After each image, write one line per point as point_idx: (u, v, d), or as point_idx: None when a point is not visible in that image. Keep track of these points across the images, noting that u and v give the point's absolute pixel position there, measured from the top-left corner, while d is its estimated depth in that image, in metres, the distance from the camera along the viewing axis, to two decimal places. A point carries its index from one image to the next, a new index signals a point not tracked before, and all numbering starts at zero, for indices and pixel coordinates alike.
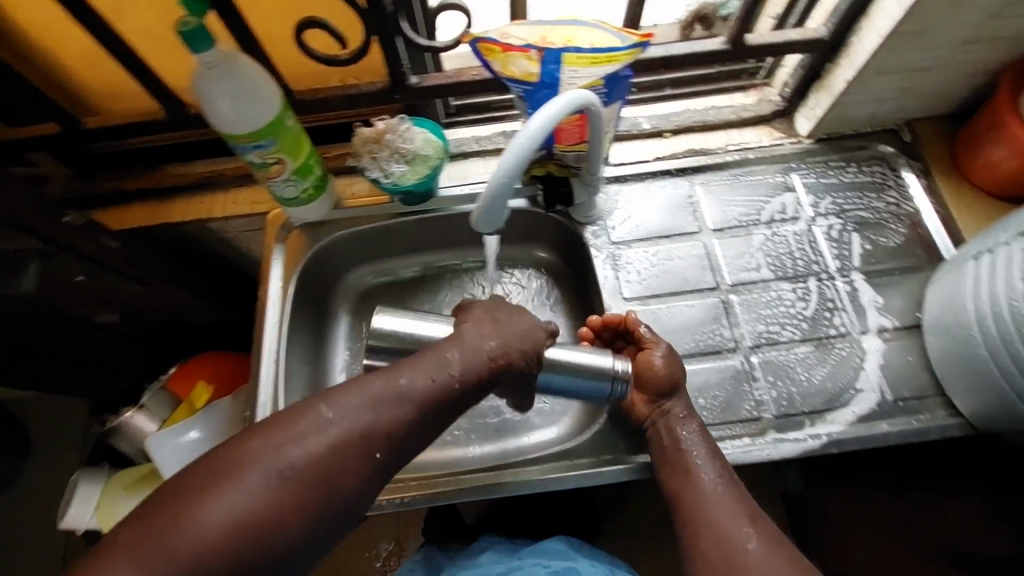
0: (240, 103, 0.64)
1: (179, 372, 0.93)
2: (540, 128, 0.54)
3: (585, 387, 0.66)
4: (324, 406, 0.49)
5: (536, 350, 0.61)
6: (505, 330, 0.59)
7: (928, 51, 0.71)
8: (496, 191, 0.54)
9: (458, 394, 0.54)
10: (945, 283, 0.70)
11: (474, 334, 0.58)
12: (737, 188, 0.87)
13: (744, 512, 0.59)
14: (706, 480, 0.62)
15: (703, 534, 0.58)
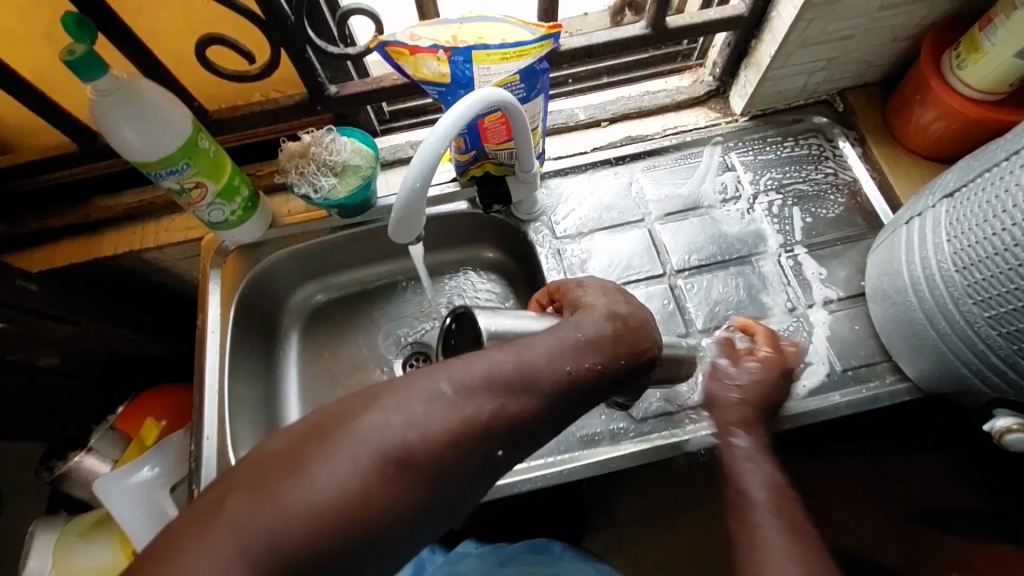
0: (147, 130, 0.61)
1: (127, 409, 0.90)
2: (450, 129, 0.53)
3: (667, 374, 0.66)
4: (442, 384, 0.43)
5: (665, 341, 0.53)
6: (642, 315, 0.52)
7: (845, 20, 0.71)
8: (406, 199, 0.53)
9: (586, 387, 0.46)
10: (882, 249, 0.71)
11: (614, 315, 0.51)
12: (680, 172, 0.86)
13: (802, 548, 0.51)
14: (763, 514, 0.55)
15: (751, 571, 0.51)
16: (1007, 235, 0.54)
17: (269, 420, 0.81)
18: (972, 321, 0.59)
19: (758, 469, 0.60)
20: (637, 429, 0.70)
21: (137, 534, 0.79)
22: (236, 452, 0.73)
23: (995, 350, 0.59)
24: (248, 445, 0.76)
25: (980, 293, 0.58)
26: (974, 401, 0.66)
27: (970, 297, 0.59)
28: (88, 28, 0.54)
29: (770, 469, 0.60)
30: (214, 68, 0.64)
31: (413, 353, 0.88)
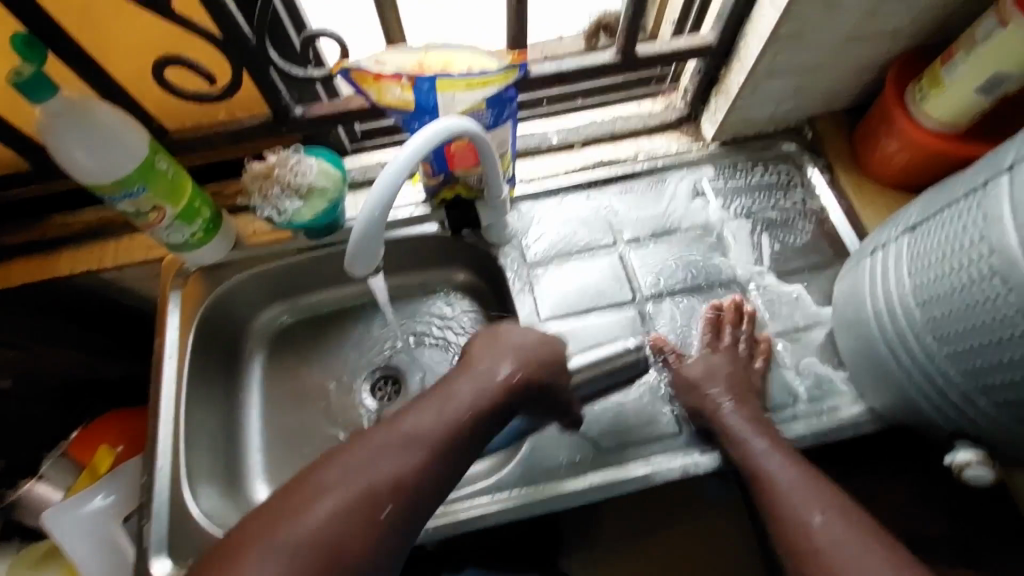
0: (100, 153, 0.59)
1: (81, 435, 0.86)
2: (410, 158, 0.52)
3: (614, 376, 0.68)
4: (327, 471, 0.52)
5: (546, 364, 0.65)
6: (510, 349, 0.64)
7: (810, 53, 0.72)
8: (365, 229, 0.52)
9: (468, 423, 0.58)
10: (847, 278, 0.71)
11: (498, 358, 0.63)
12: (650, 198, 0.86)
13: (812, 497, 0.60)
14: (773, 466, 0.62)
15: (779, 509, 0.60)
16: (966, 274, 0.54)
17: (228, 447, 0.79)
18: (932, 356, 0.60)
19: (752, 436, 0.65)
20: (605, 459, 0.69)
21: (86, 566, 0.77)
22: (191, 482, 0.71)
23: (953, 385, 0.59)
24: (205, 474, 0.74)
25: (940, 329, 0.58)
26: (933, 433, 0.67)
27: (930, 332, 0.59)
28: (38, 48, 0.52)
29: (760, 431, 0.65)
30: (173, 90, 0.62)
31: (381, 378, 0.87)
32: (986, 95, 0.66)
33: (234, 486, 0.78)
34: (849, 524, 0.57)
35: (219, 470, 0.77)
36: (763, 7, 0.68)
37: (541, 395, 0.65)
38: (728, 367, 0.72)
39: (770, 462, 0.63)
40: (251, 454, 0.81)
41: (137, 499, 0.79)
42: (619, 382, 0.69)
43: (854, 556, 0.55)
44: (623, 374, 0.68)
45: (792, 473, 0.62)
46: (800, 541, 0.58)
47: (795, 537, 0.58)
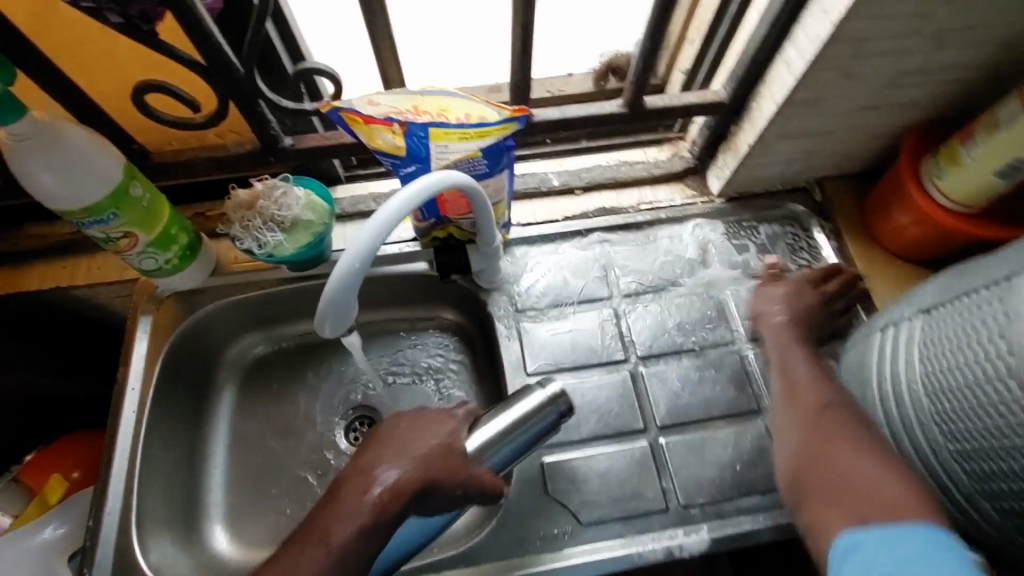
0: (68, 178, 0.56)
1: (36, 459, 0.82)
2: (389, 215, 0.48)
3: (529, 432, 0.62)
4: None
5: (436, 458, 0.55)
6: (398, 448, 0.55)
7: (824, 118, 0.69)
8: (338, 291, 0.48)
9: (344, 554, 0.49)
10: (854, 353, 0.68)
11: (378, 461, 0.54)
12: (650, 251, 0.82)
13: (828, 397, 0.63)
14: (804, 367, 0.67)
15: (794, 396, 0.65)
16: (981, 369, 0.50)
17: (188, 485, 0.75)
18: (937, 450, 0.56)
19: (792, 346, 0.70)
20: (584, 533, 0.66)
21: None
22: (142, 525, 0.67)
23: (957, 484, 0.55)
24: (159, 516, 0.70)
25: (947, 423, 0.54)
26: None
27: (936, 424, 0.55)
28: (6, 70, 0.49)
29: (799, 347, 0.69)
30: (152, 115, 0.59)
31: (357, 418, 0.82)
32: (1004, 179, 0.63)
33: (191, 527, 0.73)
34: (863, 424, 0.60)
35: (175, 510, 0.72)
36: (778, 71, 0.65)
37: (435, 496, 0.54)
38: (807, 301, 0.74)
39: (801, 371, 0.67)
40: (213, 493, 0.76)
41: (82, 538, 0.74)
42: (535, 437, 0.62)
43: (853, 441, 0.59)
44: (532, 429, 0.62)
45: (817, 376, 0.66)
46: (810, 420, 0.62)
47: (808, 416, 0.62)
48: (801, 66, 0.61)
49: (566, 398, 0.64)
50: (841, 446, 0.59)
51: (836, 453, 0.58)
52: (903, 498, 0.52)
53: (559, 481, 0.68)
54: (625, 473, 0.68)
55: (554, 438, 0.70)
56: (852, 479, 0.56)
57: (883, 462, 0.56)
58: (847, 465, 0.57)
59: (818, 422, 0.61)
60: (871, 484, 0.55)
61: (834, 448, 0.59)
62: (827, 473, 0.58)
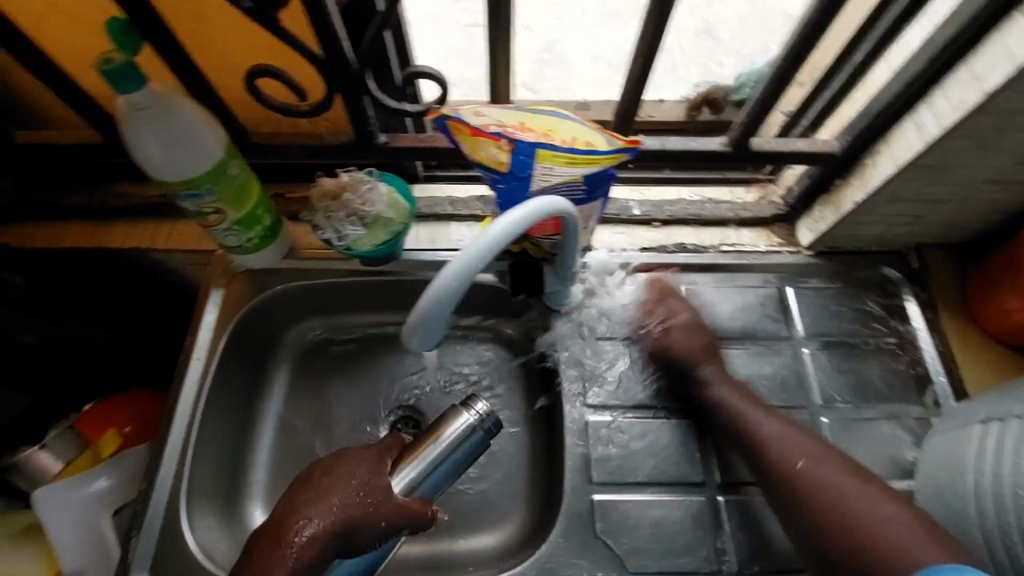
0: (173, 151, 0.56)
1: (92, 410, 0.83)
2: (508, 232, 0.48)
3: (456, 458, 0.60)
4: None
5: (348, 503, 0.55)
6: (318, 498, 0.55)
7: (945, 185, 0.65)
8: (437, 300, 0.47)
9: None
10: (946, 440, 0.63)
11: (296, 512, 0.54)
12: (727, 295, 0.79)
13: (803, 448, 0.63)
14: (767, 424, 0.65)
15: (778, 468, 0.62)
16: None
17: (233, 463, 0.75)
18: None
19: (740, 401, 0.68)
20: None
21: (67, 553, 0.73)
22: (190, 498, 0.67)
23: None
24: (204, 493, 0.70)
25: None
26: None
27: None
28: (132, 38, 0.49)
29: (756, 406, 0.67)
30: (261, 98, 0.59)
31: (403, 418, 0.81)
32: None
33: (232, 504, 0.74)
34: (847, 471, 0.60)
35: (219, 486, 0.73)
36: (904, 130, 0.61)
37: (350, 539, 0.55)
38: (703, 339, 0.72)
39: (766, 424, 0.65)
40: (255, 473, 0.76)
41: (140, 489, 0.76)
42: (462, 463, 0.60)
43: (852, 493, 0.58)
44: (458, 457, 0.60)
45: (781, 428, 0.64)
46: (801, 488, 0.60)
47: (792, 477, 0.61)
48: (935, 130, 0.57)
49: (492, 419, 0.61)
50: (840, 500, 0.58)
51: (844, 513, 0.57)
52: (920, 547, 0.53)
53: (608, 521, 0.65)
54: (677, 525, 0.65)
55: (607, 476, 0.68)
56: (864, 535, 0.56)
57: (884, 516, 0.56)
58: (859, 528, 0.56)
59: (810, 493, 0.59)
60: (884, 538, 0.55)
61: (836, 507, 0.58)
62: (841, 542, 0.56)
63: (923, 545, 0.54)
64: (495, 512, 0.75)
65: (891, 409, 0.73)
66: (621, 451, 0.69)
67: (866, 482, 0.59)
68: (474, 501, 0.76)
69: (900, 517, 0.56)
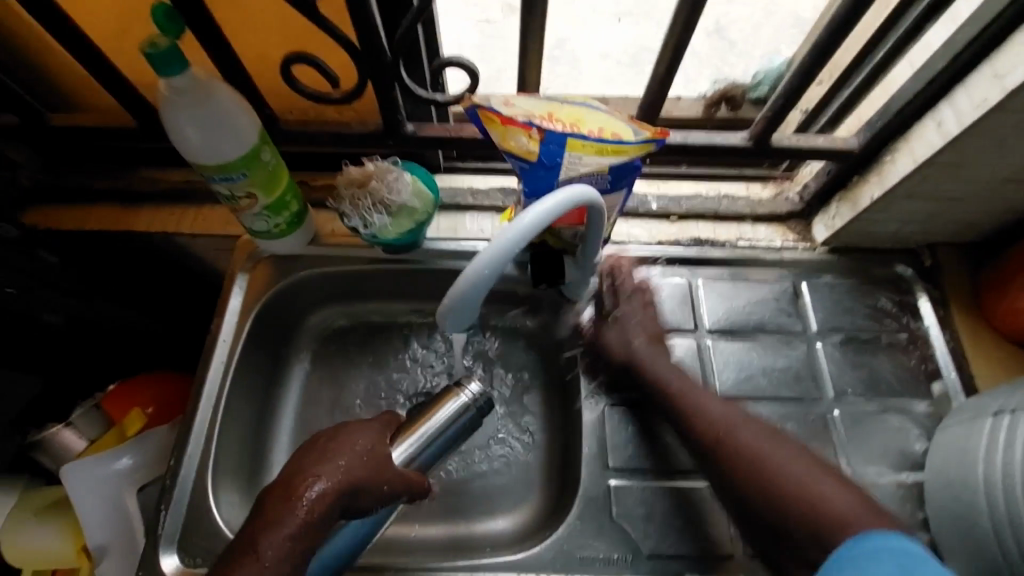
0: (209, 134, 0.58)
1: (116, 390, 0.85)
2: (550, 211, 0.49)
3: (454, 434, 0.63)
4: None
5: (355, 464, 0.55)
6: (328, 457, 0.55)
7: (962, 183, 0.66)
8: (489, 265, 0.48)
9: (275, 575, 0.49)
10: (958, 433, 0.64)
11: (304, 472, 0.53)
12: (741, 288, 0.80)
13: (731, 416, 0.63)
14: (696, 400, 0.65)
15: (709, 446, 0.62)
16: None
17: (255, 443, 0.77)
18: None
19: (667, 370, 0.69)
20: (642, 565, 0.64)
21: (92, 529, 0.75)
22: (215, 475, 0.69)
23: None
24: (228, 470, 0.71)
25: None
26: None
27: None
28: (175, 22, 0.51)
29: (681, 379, 0.68)
30: (296, 85, 0.60)
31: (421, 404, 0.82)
32: None
33: (254, 484, 0.75)
34: (769, 437, 0.60)
35: (242, 465, 0.74)
36: (924, 128, 0.62)
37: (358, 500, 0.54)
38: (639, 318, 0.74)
39: (696, 402, 0.65)
40: (276, 454, 0.78)
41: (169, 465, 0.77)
42: (455, 439, 0.63)
43: (772, 462, 0.58)
44: (453, 432, 0.62)
45: (707, 397, 0.66)
46: (726, 452, 0.61)
47: (717, 441, 0.62)
48: (954, 128, 0.58)
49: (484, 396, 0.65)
50: (764, 460, 0.58)
51: (769, 477, 0.57)
52: (849, 510, 0.52)
53: (623, 505, 0.67)
54: (689, 509, 0.67)
55: (623, 462, 0.70)
56: (790, 495, 0.55)
57: (809, 483, 0.55)
58: (787, 488, 0.55)
59: (738, 467, 0.59)
60: (812, 498, 0.54)
61: (754, 471, 0.58)
62: (765, 501, 0.56)
63: (852, 508, 0.52)
64: (510, 497, 0.77)
65: (902, 403, 0.74)
66: (636, 438, 0.71)
67: (788, 450, 0.59)
68: (490, 485, 0.78)
69: (827, 480, 0.56)
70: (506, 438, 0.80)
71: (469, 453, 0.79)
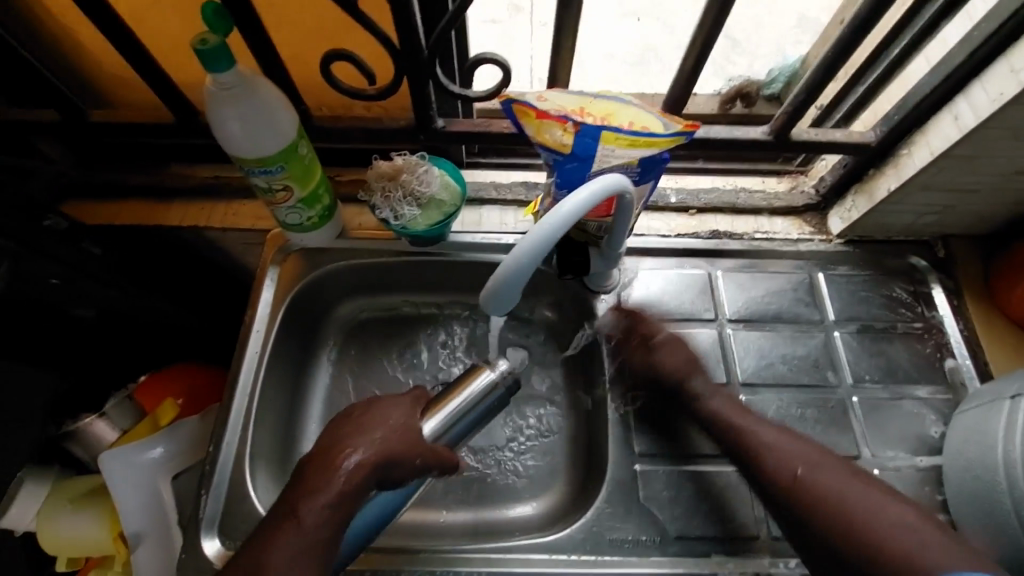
0: (251, 128, 0.60)
1: (147, 381, 0.88)
2: (585, 201, 0.51)
3: (483, 412, 0.63)
4: (275, 552, 0.50)
5: (392, 435, 0.57)
6: (365, 430, 0.57)
7: (977, 175, 0.68)
8: (532, 246, 0.50)
9: (314, 534, 0.51)
10: (976, 417, 0.66)
11: (339, 444, 0.55)
12: (760, 280, 0.83)
13: (806, 457, 0.60)
14: (762, 433, 0.63)
15: (777, 477, 0.59)
16: None
17: (287, 432, 0.79)
18: None
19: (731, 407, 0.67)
20: (670, 547, 0.66)
21: (128, 516, 0.77)
22: (252, 462, 0.71)
23: None
24: (263, 458, 0.73)
25: None
26: None
27: None
28: (225, 21, 0.53)
29: (743, 414, 0.66)
30: (334, 82, 0.62)
31: None
32: None
33: (286, 472, 0.77)
34: (850, 473, 0.58)
35: (275, 453, 0.76)
36: (941, 121, 0.64)
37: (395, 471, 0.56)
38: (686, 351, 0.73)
39: (763, 434, 0.63)
40: (307, 443, 0.80)
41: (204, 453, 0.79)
42: (481, 418, 0.63)
43: (857, 496, 0.55)
44: (480, 411, 0.62)
45: (779, 436, 0.62)
46: (803, 496, 0.57)
47: (789, 478, 0.58)
48: (971, 121, 0.60)
49: (513, 379, 0.65)
50: (851, 505, 0.55)
51: (857, 527, 0.53)
52: (942, 551, 0.50)
53: (650, 489, 0.69)
54: (714, 494, 0.69)
55: (649, 448, 0.72)
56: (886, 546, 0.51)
57: (900, 525, 0.53)
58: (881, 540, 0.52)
59: (808, 502, 0.56)
60: (907, 550, 0.51)
61: (835, 505, 0.55)
62: (852, 553, 0.53)
63: (943, 551, 0.50)
64: (535, 484, 0.79)
65: (918, 390, 0.76)
66: (662, 426, 0.73)
67: (872, 487, 0.56)
68: (516, 472, 0.80)
69: (924, 528, 0.52)
70: (530, 428, 0.83)
71: (494, 442, 0.81)
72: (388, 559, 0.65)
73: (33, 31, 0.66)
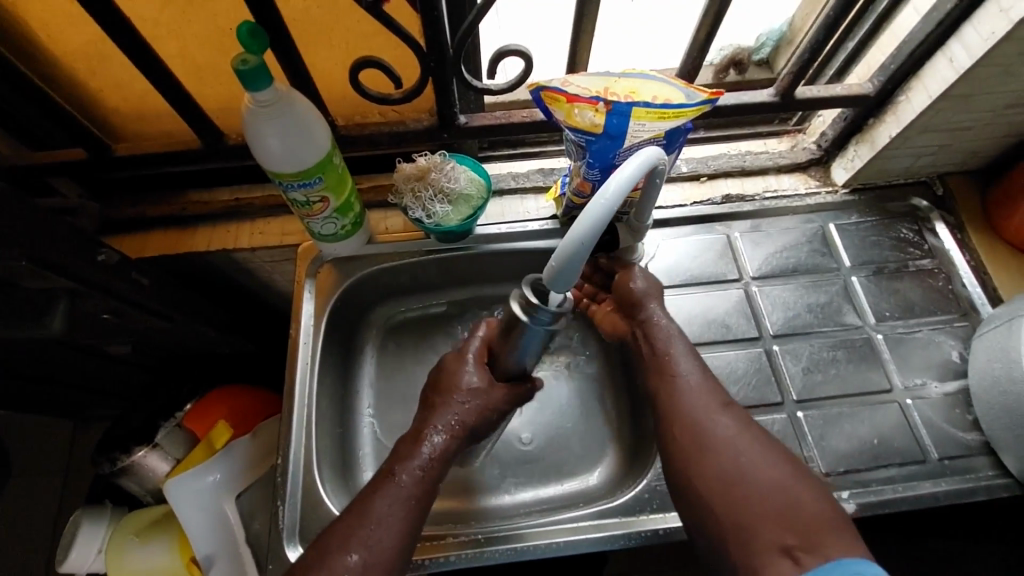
0: (290, 143, 0.61)
1: (195, 409, 0.87)
2: (635, 171, 0.52)
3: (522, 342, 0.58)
4: (381, 499, 0.54)
5: (472, 392, 0.61)
6: (446, 403, 0.61)
7: (972, 113, 0.72)
8: (600, 208, 0.49)
9: (419, 483, 0.56)
10: (993, 337, 0.71)
11: (426, 423, 0.60)
12: (773, 236, 0.87)
13: (715, 404, 0.59)
14: (682, 371, 0.62)
15: (681, 420, 0.58)
16: None
17: (343, 438, 0.80)
18: None
19: (673, 339, 0.65)
20: None
21: (198, 539, 0.78)
22: (320, 469, 0.72)
23: None
24: (329, 463, 0.75)
25: None
26: None
27: None
28: (261, 40, 0.53)
29: (681, 344, 0.65)
30: (364, 90, 0.64)
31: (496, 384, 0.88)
32: None
33: (348, 477, 0.78)
34: (747, 427, 0.57)
35: (337, 459, 0.78)
36: (936, 64, 0.68)
37: (480, 423, 0.62)
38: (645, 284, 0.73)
39: (683, 374, 0.62)
40: (363, 446, 0.82)
41: (268, 467, 0.82)
42: (542, 337, 0.58)
43: (759, 455, 0.54)
44: (537, 336, 0.57)
45: (704, 386, 0.61)
46: (702, 439, 0.56)
47: (691, 426, 0.57)
48: (966, 61, 0.64)
49: (547, 313, 0.53)
50: (744, 466, 0.54)
51: (739, 483, 0.53)
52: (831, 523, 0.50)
53: None
54: None
55: None
56: (762, 501, 0.51)
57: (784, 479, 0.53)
58: (757, 492, 0.52)
59: (711, 450, 0.56)
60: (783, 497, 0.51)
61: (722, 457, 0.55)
62: (721, 490, 0.53)
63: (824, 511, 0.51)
64: (587, 459, 0.82)
65: (935, 320, 0.81)
66: None
67: (764, 443, 0.56)
68: (565, 452, 0.83)
69: (795, 476, 0.53)
70: (574, 406, 0.85)
71: (540, 424, 0.84)
72: (468, 544, 0.68)
73: (52, 71, 0.66)
